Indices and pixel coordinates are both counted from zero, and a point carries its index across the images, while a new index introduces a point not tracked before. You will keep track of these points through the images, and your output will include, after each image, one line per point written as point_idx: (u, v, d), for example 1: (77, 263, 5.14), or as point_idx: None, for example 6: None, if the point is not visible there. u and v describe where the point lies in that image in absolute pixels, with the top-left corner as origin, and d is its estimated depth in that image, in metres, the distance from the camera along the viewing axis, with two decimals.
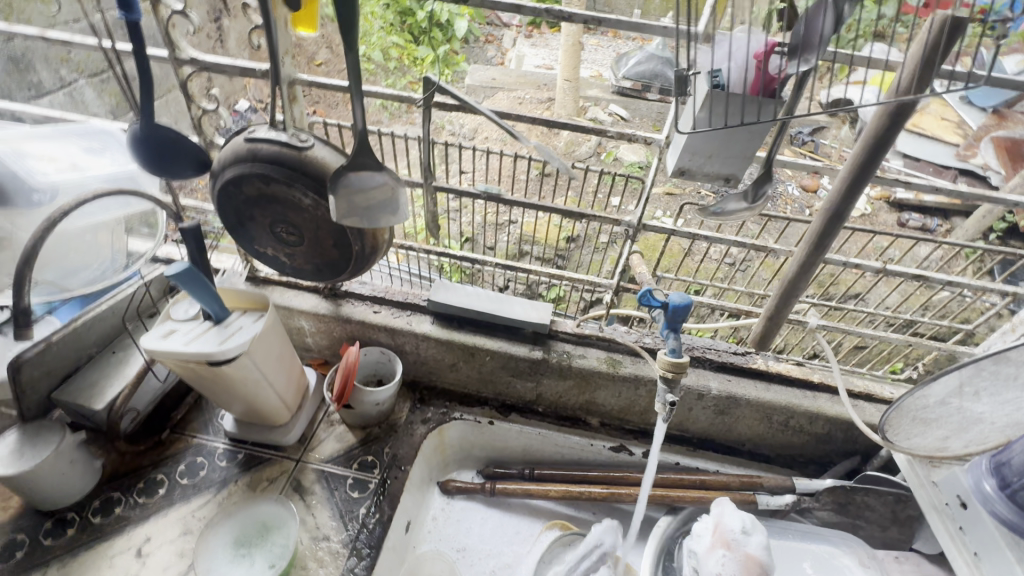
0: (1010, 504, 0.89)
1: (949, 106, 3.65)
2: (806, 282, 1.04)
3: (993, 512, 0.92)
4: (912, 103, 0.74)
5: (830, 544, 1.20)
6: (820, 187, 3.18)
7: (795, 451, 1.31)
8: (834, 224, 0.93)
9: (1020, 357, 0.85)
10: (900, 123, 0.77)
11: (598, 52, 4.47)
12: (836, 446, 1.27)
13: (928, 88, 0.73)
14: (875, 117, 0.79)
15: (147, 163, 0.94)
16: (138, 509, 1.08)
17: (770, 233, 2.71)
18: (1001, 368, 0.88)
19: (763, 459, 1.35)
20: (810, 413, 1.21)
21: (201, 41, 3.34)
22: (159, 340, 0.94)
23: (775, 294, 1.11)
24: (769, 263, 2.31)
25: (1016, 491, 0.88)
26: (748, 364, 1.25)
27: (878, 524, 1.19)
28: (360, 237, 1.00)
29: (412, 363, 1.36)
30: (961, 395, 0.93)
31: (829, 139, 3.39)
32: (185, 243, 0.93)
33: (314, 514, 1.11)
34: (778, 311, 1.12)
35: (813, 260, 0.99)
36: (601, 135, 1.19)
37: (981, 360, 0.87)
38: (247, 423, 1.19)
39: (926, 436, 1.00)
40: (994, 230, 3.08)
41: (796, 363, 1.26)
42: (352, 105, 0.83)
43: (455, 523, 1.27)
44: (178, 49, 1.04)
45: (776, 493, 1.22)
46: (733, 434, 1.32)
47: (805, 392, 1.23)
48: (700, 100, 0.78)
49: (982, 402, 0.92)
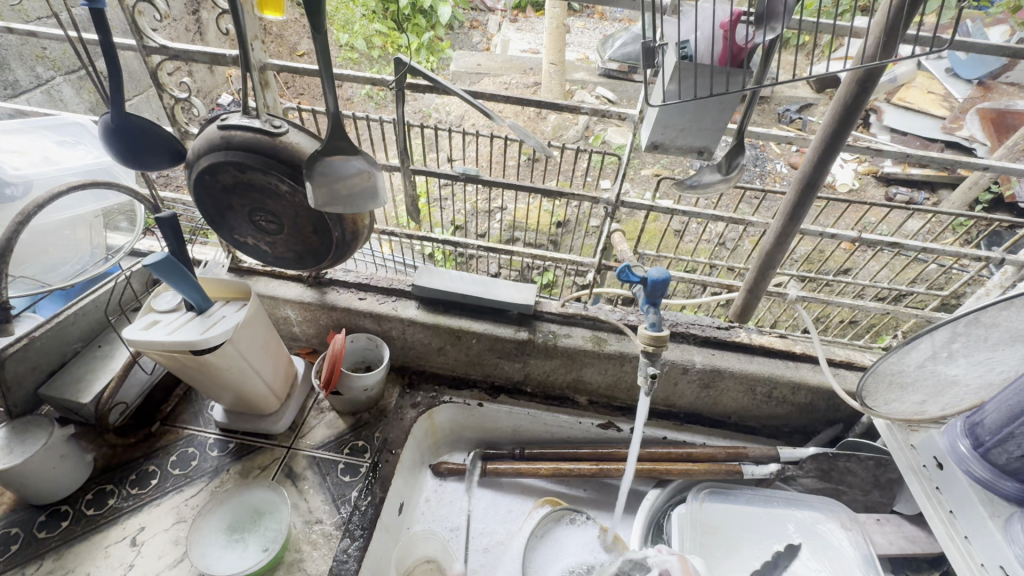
0: (984, 462, 0.92)
1: (935, 78, 3.63)
2: (783, 254, 1.05)
3: (968, 471, 0.95)
4: (879, 70, 0.74)
5: (813, 509, 1.22)
6: None
7: (779, 421, 1.33)
8: (807, 194, 0.93)
9: (991, 319, 0.87)
10: (867, 90, 0.77)
11: (585, 34, 4.42)
12: (818, 414, 1.30)
13: (894, 55, 0.73)
14: (843, 86, 0.80)
15: (120, 154, 0.93)
16: (132, 499, 1.09)
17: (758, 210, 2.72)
18: (972, 330, 0.89)
19: (748, 430, 1.37)
20: (793, 383, 1.23)
21: (179, 34, 3.28)
22: (141, 331, 0.94)
23: (754, 267, 1.12)
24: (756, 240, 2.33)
25: (989, 449, 0.91)
26: (731, 338, 1.26)
27: (860, 488, 1.22)
28: (341, 223, 1.01)
29: (400, 349, 1.37)
30: (936, 359, 0.95)
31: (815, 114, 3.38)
32: (162, 234, 0.93)
33: (307, 499, 1.12)
34: (758, 283, 1.13)
35: (789, 232, 1.00)
36: (579, 113, 1.19)
37: (954, 322, 0.88)
38: (237, 412, 1.20)
39: (904, 401, 1.02)
40: (981, 201, 3.09)
41: (778, 336, 1.28)
42: (323, 88, 0.82)
43: (448, 504, 1.29)
44: (146, 38, 1.02)
45: (761, 462, 1.25)
46: (718, 408, 1.34)
47: (787, 363, 1.25)
48: (669, 72, 0.78)
49: (956, 365, 0.94)
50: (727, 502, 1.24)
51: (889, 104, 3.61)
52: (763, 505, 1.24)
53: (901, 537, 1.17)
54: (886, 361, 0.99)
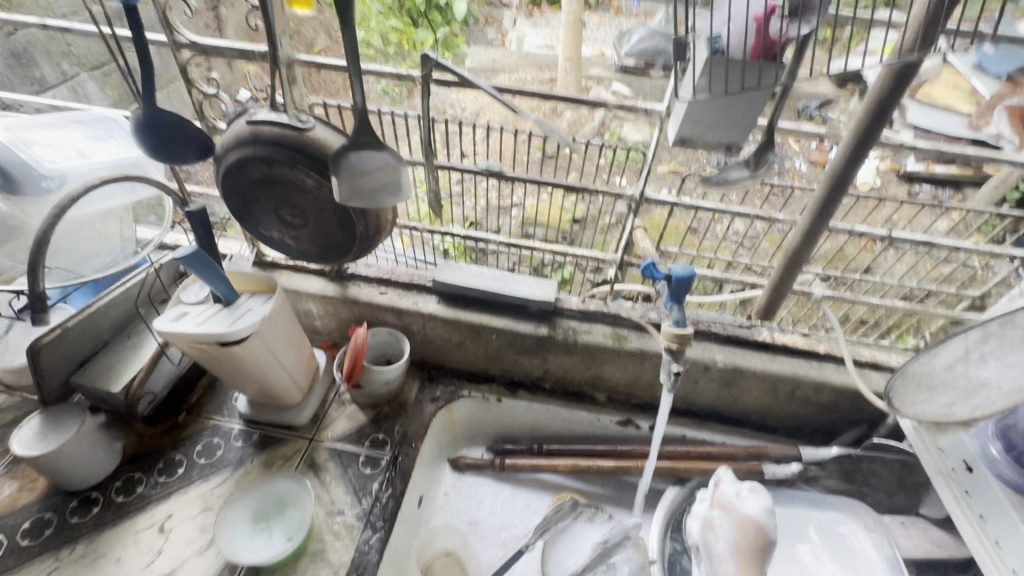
0: (1015, 465, 0.90)
1: (961, 74, 3.54)
2: (811, 252, 1.04)
3: (999, 474, 0.93)
4: (917, 64, 0.73)
5: (836, 510, 1.22)
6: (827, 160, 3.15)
7: (802, 421, 1.32)
8: (837, 192, 0.92)
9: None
10: (903, 85, 0.76)
11: (601, 30, 4.39)
12: (842, 415, 1.28)
13: (932, 48, 0.71)
14: (878, 79, 0.78)
15: (151, 148, 0.95)
16: (160, 487, 1.11)
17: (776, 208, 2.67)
18: (1007, 330, 0.87)
19: (769, 430, 1.36)
20: (816, 383, 1.21)
21: (201, 30, 3.32)
22: (171, 322, 0.96)
23: (779, 264, 1.11)
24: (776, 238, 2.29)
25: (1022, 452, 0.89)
26: (753, 336, 1.25)
27: (884, 491, 1.21)
28: (364, 217, 1.01)
29: (419, 343, 1.37)
30: (967, 361, 0.93)
31: (837, 110, 3.32)
32: (192, 227, 0.95)
33: (329, 490, 1.14)
34: (783, 281, 1.12)
35: (817, 229, 0.99)
36: (602, 108, 1.17)
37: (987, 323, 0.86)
38: (260, 403, 1.21)
39: (932, 403, 1.00)
40: (1008, 199, 3.00)
41: (801, 335, 1.27)
42: (352, 83, 0.83)
43: (466, 498, 1.30)
44: (177, 34, 1.04)
45: (782, 462, 1.23)
46: (739, 407, 1.33)
47: (810, 362, 1.23)
48: (699, 68, 0.78)
49: (989, 366, 0.92)
50: None
51: (913, 100, 3.54)
52: (782, 506, 1.23)
53: (926, 540, 1.15)
54: (914, 360, 0.96)
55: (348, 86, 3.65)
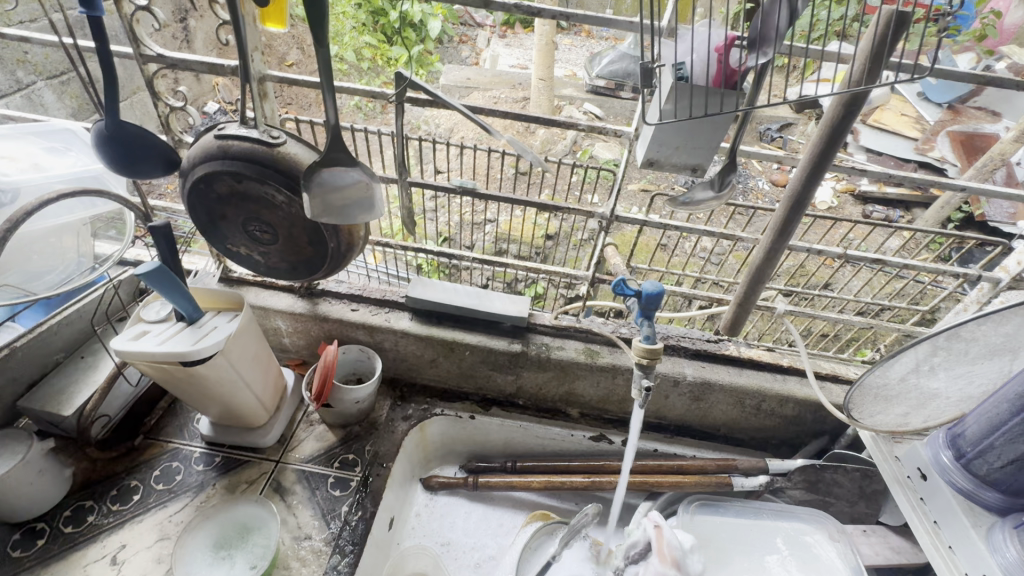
0: (966, 473, 0.95)
1: (908, 102, 3.78)
2: (773, 269, 1.08)
3: (951, 481, 0.97)
4: (864, 94, 0.78)
5: (801, 521, 1.24)
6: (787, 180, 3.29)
7: (768, 433, 1.35)
8: (795, 212, 0.96)
9: (970, 334, 0.90)
10: (852, 115, 0.81)
11: (572, 51, 4.51)
12: (805, 426, 1.32)
13: (878, 80, 0.76)
14: (829, 107, 0.83)
15: (112, 161, 0.92)
16: (112, 516, 1.05)
17: (742, 225, 2.76)
18: (954, 344, 0.92)
19: (737, 443, 1.39)
20: (781, 396, 1.25)
21: (167, 42, 3.25)
22: (130, 342, 0.92)
23: (743, 281, 1.15)
24: (742, 255, 2.37)
25: (971, 460, 0.94)
26: (720, 351, 1.28)
27: (846, 500, 1.25)
28: (335, 233, 1.00)
29: (392, 361, 1.36)
30: (918, 372, 0.98)
31: (795, 133, 3.49)
32: (154, 242, 0.92)
33: (295, 514, 1.10)
34: (748, 297, 1.16)
35: (778, 247, 1.03)
36: (574, 129, 1.20)
37: (935, 337, 0.91)
38: (223, 425, 1.17)
39: (888, 413, 1.06)
40: (953, 220, 3.19)
41: (765, 349, 1.31)
42: (324, 100, 0.83)
43: (438, 518, 1.27)
44: (143, 46, 1.02)
45: (750, 474, 1.26)
46: (708, 420, 1.36)
47: (775, 375, 1.27)
48: (666, 93, 0.81)
49: (938, 378, 0.98)
50: (718, 515, 1.25)
51: (865, 125, 3.75)
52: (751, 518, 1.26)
53: (886, 548, 1.18)
54: (870, 374, 1.02)
55: (320, 101, 3.63)
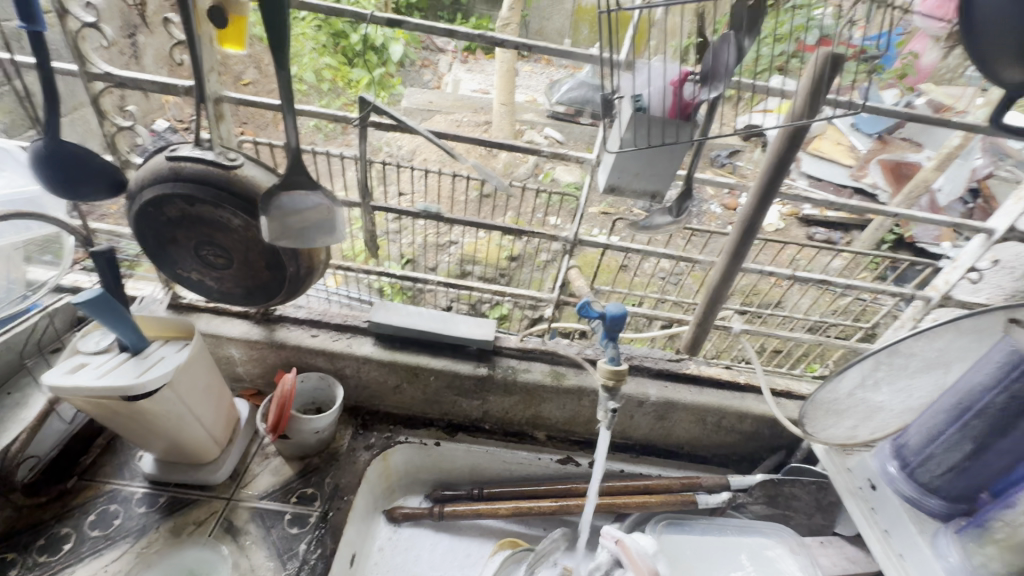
0: (911, 482, 1.01)
1: (842, 132, 4.08)
2: (729, 291, 1.12)
3: (898, 491, 1.03)
4: (804, 128, 0.84)
5: (763, 535, 1.27)
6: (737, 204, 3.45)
7: (728, 449, 1.39)
8: (747, 237, 1.02)
9: (912, 349, 0.96)
10: (794, 147, 0.87)
11: (533, 78, 4.64)
12: (763, 441, 1.36)
13: (818, 115, 0.82)
14: (774, 140, 0.89)
15: (51, 182, 0.87)
16: (38, 570, 0.96)
17: (697, 247, 2.87)
18: (895, 359, 0.98)
19: (700, 460, 1.42)
20: (740, 413, 1.29)
21: (114, 57, 3.11)
22: (64, 376, 0.85)
23: (702, 302, 1.19)
24: (699, 276, 2.45)
25: (915, 469, 1.00)
26: (682, 370, 1.32)
27: (803, 512, 1.29)
28: (295, 258, 0.97)
29: (354, 388, 1.32)
30: (864, 387, 1.03)
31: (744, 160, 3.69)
32: (97, 270, 0.87)
33: (248, 555, 1.03)
34: (706, 318, 1.20)
35: (733, 269, 1.07)
36: (537, 155, 1.23)
37: (878, 354, 0.97)
38: (169, 462, 1.09)
39: (838, 427, 1.09)
40: (886, 242, 3.43)
41: (724, 367, 1.35)
42: (284, 123, 0.82)
43: (402, 552, 1.22)
44: (90, 64, 0.97)
45: (714, 491, 1.28)
46: (672, 438, 1.38)
47: (734, 393, 1.31)
48: (625, 122, 0.85)
49: (882, 392, 1.03)
50: (685, 534, 1.26)
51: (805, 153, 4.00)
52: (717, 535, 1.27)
53: (843, 558, 1.22)
54: (821, 388, 1.05)
55: (279, 121, 3.55)
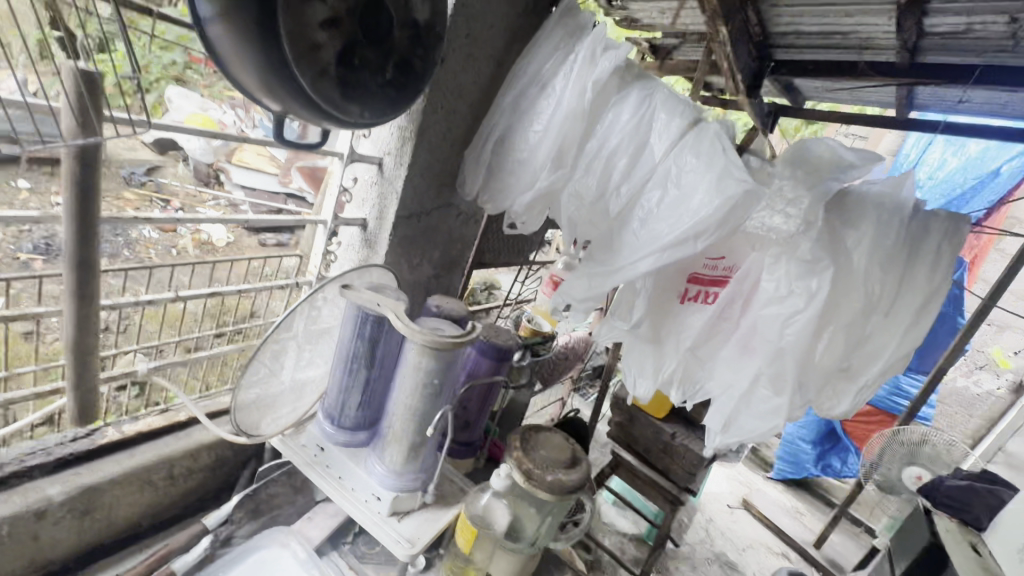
0: (341, 430, 1.23)
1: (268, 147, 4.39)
2: (96, 338, 0.91)
3: (337, 442, 1.23)
4: (92, 147, 0.76)
5: (259, 548, 1.18)
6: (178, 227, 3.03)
7: (199, 492, 1.26)
8: (86, 275, 0.85)
9: (294, 328, 1.11)
10: (92, 170, 0.78)
11: None
12: (232, 463, 1.31)
13: (98, 132, 0.76)
14: (64, 168, 0.76)
15: None
16: None
17: (144, 281, 2.41)
18: (289, 342, 1.13)
19: (172, 522, 1.24)
20: (188, 451, 1.18)
21: None
22: None
23: (69, 363, 0.91)
24: (152, 313, 2.07)
25: (341, 418, 1.23)
26: (96, 442, 1.07)
27: (290, 501, 1.33)
28: None
29: None
30: (277, 373, 1.15)
31: (169, 177, 3.14)
32: None
33: None
34: (84, 379, 0.93)
35: (87, 312, 0.87)
36: None
37: (265, 344, 1.05)
38: None
39: (276, 414, 1.20)
40: None
41: (156, 414, 1.20)
42: None
43: None
44: None
45: (191, 546, 1.14)
46: (120, 524, 1.12)
47: (175, 435, 1.19)
48: None
49: (291, 370, 1.18)
50: None
51: None
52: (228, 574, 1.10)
53: None
54: (236, 396, 1.07)
55: None
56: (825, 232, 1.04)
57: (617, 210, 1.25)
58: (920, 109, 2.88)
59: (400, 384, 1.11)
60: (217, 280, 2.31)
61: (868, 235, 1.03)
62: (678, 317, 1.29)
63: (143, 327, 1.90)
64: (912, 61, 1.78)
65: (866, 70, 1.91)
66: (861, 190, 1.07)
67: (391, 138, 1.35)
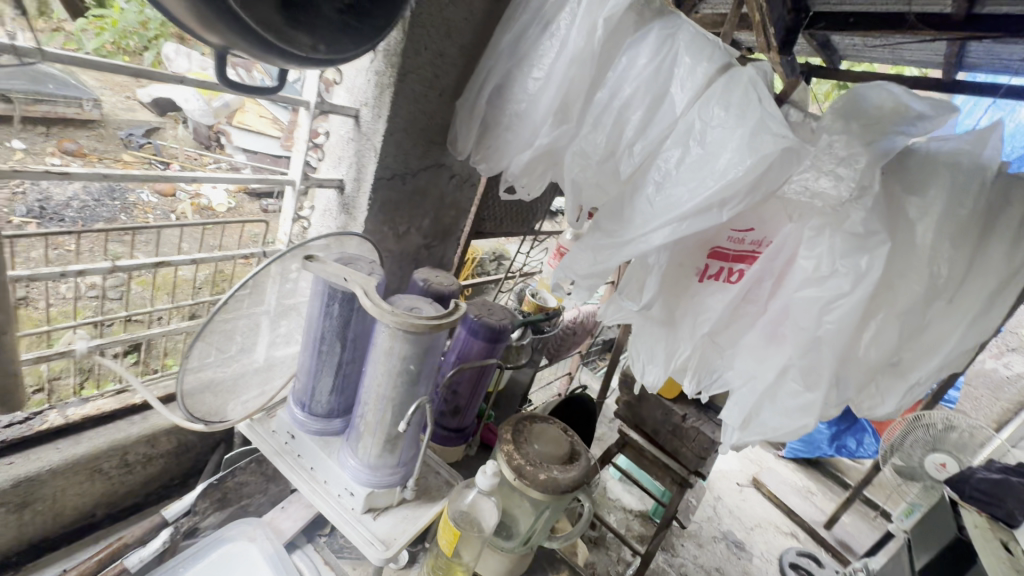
0: (312, 418, 1.11)
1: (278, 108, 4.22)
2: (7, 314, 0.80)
3: (308, 430, 1.11)
4: None
5: (225, 542, 1.07)
6: (177, 191, 2.91)
7: (160, 480, 1.17)
8: None
9: (251, 306, 0.96)
10: None
11: None
12: (196, 448, 1.21)
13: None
14: None
15: None
16: None
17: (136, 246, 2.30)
18: (247, 323, 0.98)
19: (132, 511, 1.15)
20: (144, 438, 1.09)
21: None
22: None
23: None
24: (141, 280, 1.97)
25: (311, 404, 1.10)
26: (32, 429, 0.98)
27: (262, 490, 1.23)
28: None
29: None
30: (236, 355, 1.01)
31: (167, 138, 3.01)
32: None
33: None
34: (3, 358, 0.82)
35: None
36: None
37: (213, 326, 0.91)
38: None
39: (238, 399, 1.07)
40: None
41: (107, 396, 1.10)
42: None
43: None
44: None
45: (148, 539, 1.05)
46: (70, 513, 1.04)
47: (129, 419, 1.10)
48: None
49: (254, 352, 1.05)
50: None
51: None
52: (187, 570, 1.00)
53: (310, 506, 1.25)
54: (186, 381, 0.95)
55: None
56: (881, 199, 0.86)
57: (629, 171, 1.07)
58: (970, 68, 2.54)
59: (371, 370, 0.97)
60: (209, 243, 2.20)
61: (938, 204, 0.84)
62: (697, 297, 1.12)
63: (129, 294, 1.81)
64: (969, 12, 1.52)
65: (915, 23, 1.63)
66: (929, 148, 0.88)
67: (368, 87, 1.18)
